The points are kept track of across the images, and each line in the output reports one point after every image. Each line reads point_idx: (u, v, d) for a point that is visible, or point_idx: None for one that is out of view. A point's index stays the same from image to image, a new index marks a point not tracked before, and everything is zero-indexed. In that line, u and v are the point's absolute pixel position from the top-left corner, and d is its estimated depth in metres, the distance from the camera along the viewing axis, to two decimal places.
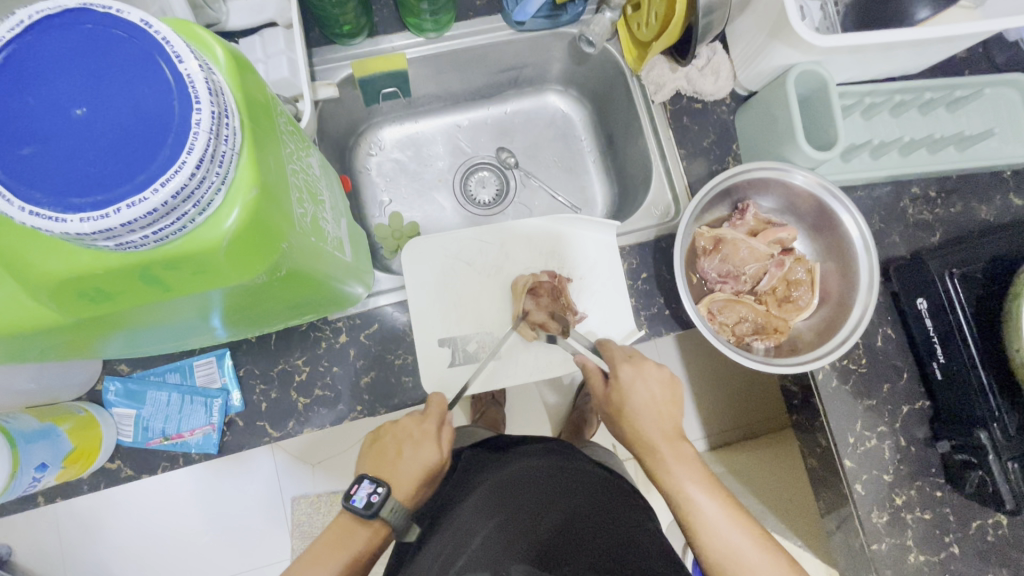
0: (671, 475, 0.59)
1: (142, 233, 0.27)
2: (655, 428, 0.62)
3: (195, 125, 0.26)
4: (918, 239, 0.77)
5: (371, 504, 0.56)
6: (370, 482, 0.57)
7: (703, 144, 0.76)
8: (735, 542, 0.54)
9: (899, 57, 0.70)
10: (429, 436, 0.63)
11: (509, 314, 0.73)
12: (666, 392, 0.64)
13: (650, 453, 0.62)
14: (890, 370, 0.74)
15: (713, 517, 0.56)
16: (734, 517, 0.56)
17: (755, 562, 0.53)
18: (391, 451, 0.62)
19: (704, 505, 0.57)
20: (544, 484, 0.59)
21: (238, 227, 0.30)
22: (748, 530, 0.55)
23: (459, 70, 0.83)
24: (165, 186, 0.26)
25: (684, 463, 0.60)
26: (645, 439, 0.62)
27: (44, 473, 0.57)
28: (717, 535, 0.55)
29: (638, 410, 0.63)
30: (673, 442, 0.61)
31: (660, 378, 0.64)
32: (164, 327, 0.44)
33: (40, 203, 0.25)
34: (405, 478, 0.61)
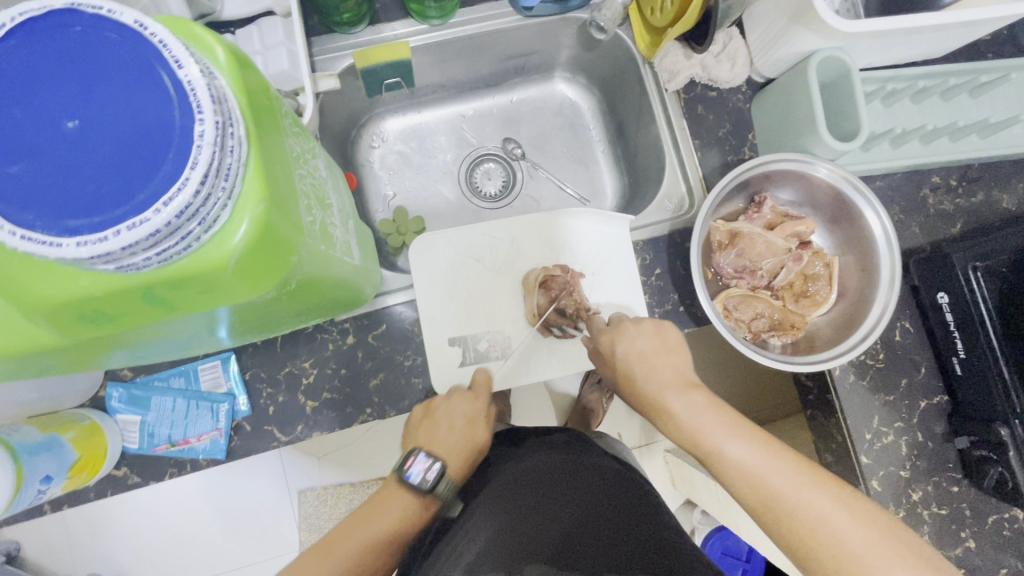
0: (688, 430, 0.56)
1: (144, 254, 0.25)
2: (664, 384, 0.59)
3: (198, 137, 0.24)
4: (939, 230, 0.75)
5: (427, 479, 0.57)
6: (426, 458, 0.58)
7: (718, 135, 0.74)
8: (774, 481, 0.51)
9: (924, 42, 0.67)
10: (479, 418, 0.64)
11: (521, 311, 0.71)
12: (656, 341, 0.62)
13: (663, 409, 0.58)
14: (908, 364, 0.73)
15: (744, 461, 0.52)
16: (767, 454, 0.52)
17: (799, 498, 0.49)
18: (443, 428, 0.61)
19: (730, 450, 0.53)
20: (554, 480, 0.57)
21: (246, 241, 0.28)
22: (784, 465, 0.51)
23: (464, 57, 0.80)
24: (168, 206, 0.24)
25: (700, 412, 0.56)
26: (649, 397, 0.59)
27: (49, 485, 0.56)
28: (751, 479, 0.52)
29: (638, 374, 0.60)
30: (683, 392, 0.57)
31: (645, 331, 0.62)
32: (167, 340, 0.42)
33: (33, 226, 0.23)
34: (455, 455, 0.61)
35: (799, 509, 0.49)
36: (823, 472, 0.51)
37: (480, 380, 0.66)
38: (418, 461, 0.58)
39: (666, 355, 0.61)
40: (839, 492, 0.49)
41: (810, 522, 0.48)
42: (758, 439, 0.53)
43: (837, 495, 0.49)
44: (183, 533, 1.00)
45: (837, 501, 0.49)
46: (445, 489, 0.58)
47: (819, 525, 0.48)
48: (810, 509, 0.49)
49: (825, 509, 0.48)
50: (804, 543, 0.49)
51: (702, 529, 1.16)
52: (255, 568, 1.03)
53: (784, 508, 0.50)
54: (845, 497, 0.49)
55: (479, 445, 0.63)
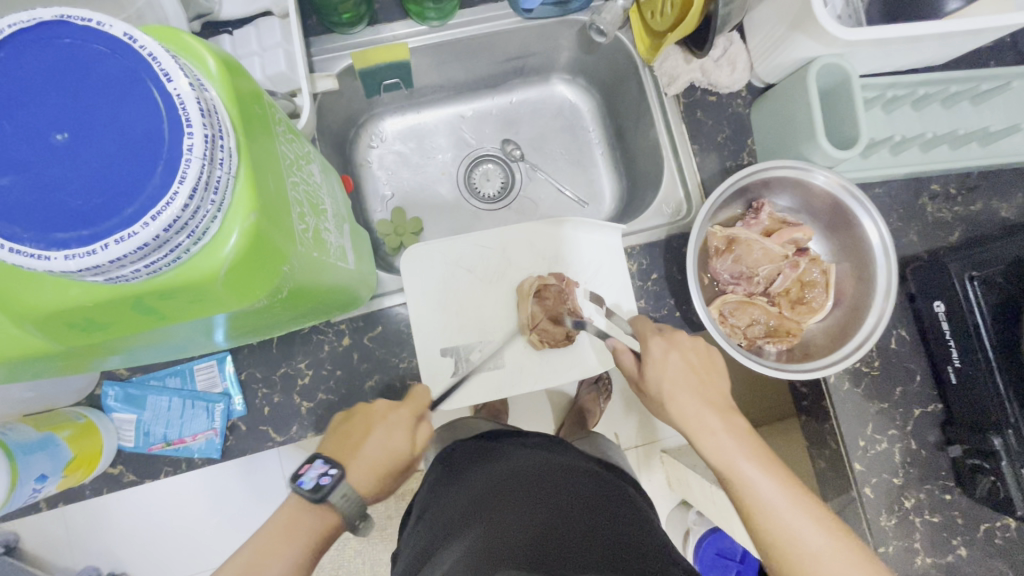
0: (719, 452, 0.56)
1: (134, 266, 0.25)
2: (703, 405, 0.59)
3: (187, 151, 0.24)
4: (936, 238, 0.75)
5: (320, 486, 0.52)
6: (323, 464, 0.53)
7: (717, 139, 0.74)
8: (790, 522, 0.51)
9: (925, 50, 0.67)
10: (400, 425, 0.59)
11: (513, 321, 0.71)
12: (701, 360, 0.62)
13: (699, 427, 0.58)
14: (903, 372, 0.73)
15: (770, 498, 0.52)
16: (792, 494, 0.52)
17: (812, 545, 0.50)
18: (357, 433, 0.58)
19: (763, 484, 0.53)
20: (556, 481, 0.57)
21: (236, 254, 0.28)
22: (806, 509, 0.51)
23: (463, 58, 0.80)
24: (157, 220, 0.24)
25: (739, 437, 0.56)
26: (685, 412, 0.59)
27: (45, 485, 0.56)
28: (772, 518, 0.51)
29: (677, 388, 0.60)
30: (724, 416, 0.58)
31: (688, 344, 0.62)
32: (157, 343, 0.43)
33: (21, 238, 0.23)
34: (365, 464, 0.56)
35: (809, 556, 0.49)
36: (840, 524, 0.51)
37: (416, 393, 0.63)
38: (314, 467, 0.53)
39: (704, 376, 0.61)
40: (852, 549, 0.49)
41: (813, 568, 0.49)
42: (787, 478, 0.53)
43: (850, 550, 0.50)
44: (180, 527, 1.02)
45: (849, 560, 0.49)
46: (341, 500, 0.52)
47: (823, 572, 0.49)
48: (821, 554, 0.49)
49: (833, 564, 0.49)
50: None
51: (696, 530, 1.17)
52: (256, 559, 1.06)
53: (794, 548, 0.50)
54: (859, 554, 0.49)
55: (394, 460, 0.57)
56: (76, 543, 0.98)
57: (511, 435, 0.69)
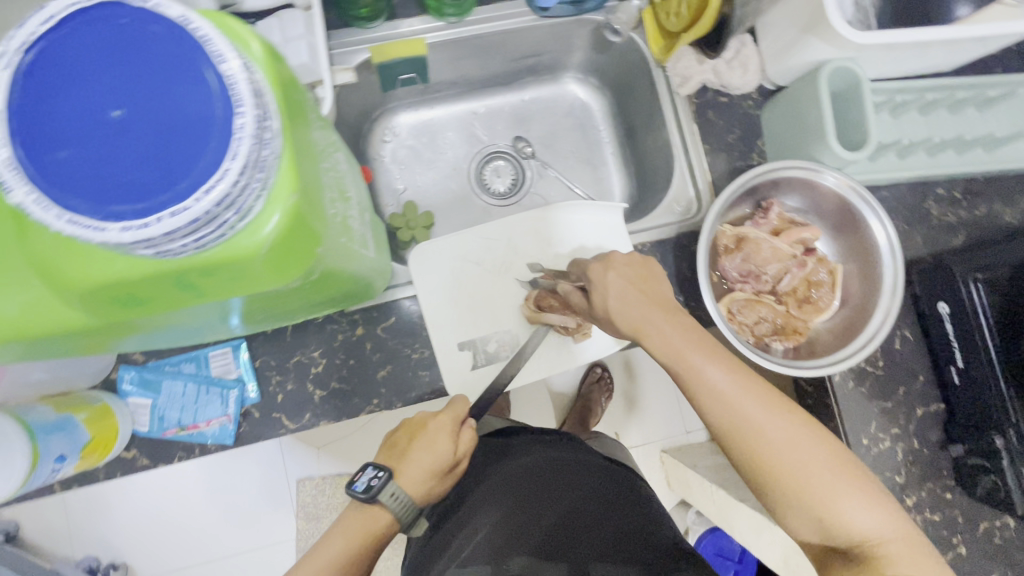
0: (664, 348, 0.50)
1: (183, 241, 0.26)
2: (648, 305, 0.52)
3: (238, 130, 0.25)
4: (941, 241, 0.76)
5: (369, 487, 0.54)
6: (373, 468, 0.55)
7: (728, 140, 0.75)
8: (742, 408, 0.48)
9: (933, 56, 0.68)
10: (444, 425, 0.59)
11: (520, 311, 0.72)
12: (639, 270, 0.55)
13: (648, 329, 0.51)
14: (906, 373, 0.74)
15: (719, 385, 0.48)
16: (740, 379, 0.48)
17: (763, 425, 0.47)
18: (405, 437, 0.59)
19: (713, 375, 0.48)
20: (565, 474, 0.58)
21: (277, 232, 0.29)
22: (754, 392, 0.48)
23: (477, 55, 0.81)
24: (209, 195, 0.25)
25: (684, 330, 0.50)
26: (633, 319, 0.52)
27: (63, 465, 0.57)
28: (725, 405, 0.48)
29: (613, 301, 0.53)
30: (670, 315, 0.51)
31: (629, 261, 0.55)
32: (180, 324, 0.44)
33: (78, 210, 0.24)
34: (412, 466, 0.56)
35: (762, 437, 0.47)
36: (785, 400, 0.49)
37: (458, 399, 0.63)
38: (366, 473, 0.55)
39: (645, 285, 0.54)
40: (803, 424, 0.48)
41: (769, 450, 0.47)
42: (734, 364, 0.49)
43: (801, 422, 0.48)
44: (182, 515, 1.03)
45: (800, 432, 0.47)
46: (387, 500, 0.53)
47: (780, 454, 0.47)
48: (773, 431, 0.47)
49: (785, 441, 0.47)
50: (758, 467, 0.47)
51: (695, 529, 1.18)
52: (254, 554, 1.05)
53: (747, 433, 0.47)
54: (801, 424, 0.48)
55: (443, 463, 0.57)
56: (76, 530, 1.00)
57: (516, 429, 0.69)
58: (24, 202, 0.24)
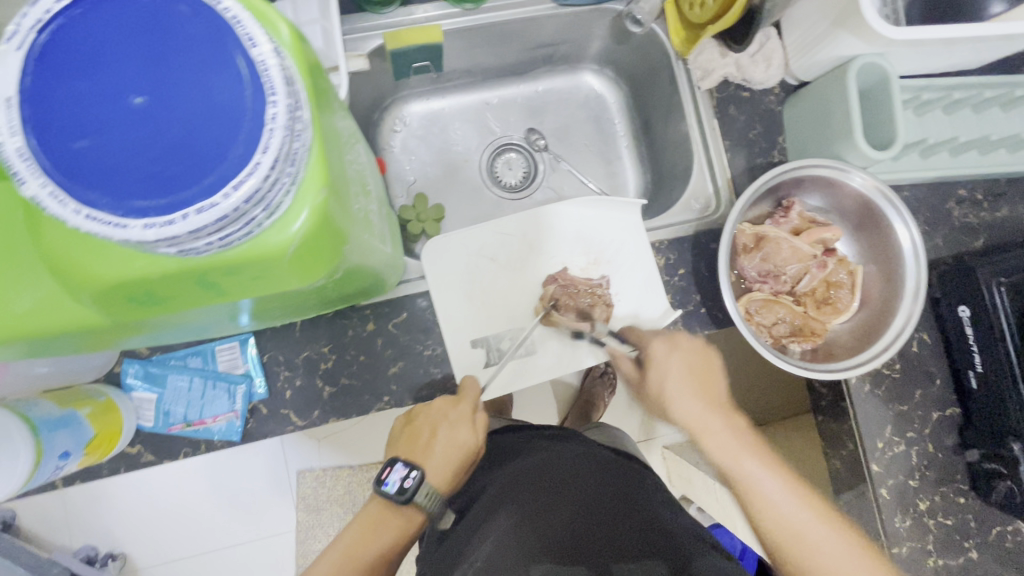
0: (724, 449, 0.58)
1: (209, 239, 0.24)
2: (709, 410, 0.61)
3: (270, 121, 0.23)
4: (962, 243, 0.75)
5: (402, 489, 0.56)
6: (403, 467, 0.57)
7: (749, 136, 0.73)
8: (793, 515, 0.53)
9: (963, 53, 0.66)
10: (463, 420, 0.61)
11: (533, 308, 0.70)
12: (699, 360, 0.64)
13: (702, 428, 0.60)
14: (923, 376, 0.74)
15: (769, 489, 0.54)
16: (794, 491, 0.54)
17: (802, 525, 0.52)
18: (425, 432, 0.61)
19: (762, 479, 0.55)
20: (576, 469, 0.57)
21: (305, 229, 0.27)
22: (809, 505, 0.54)
23: (493, 44, 0.78)
24: (238, 190, 0.23)
25: (733, 436, 0.59)
26: (696, 419, 0.61)
27: (67, 461, 0.56)
28: (771, 506, 0.54)
29: (679, 387, 0.62)
30: (725, 418, 0.61)
31: (692, 348, 0.64)
32: (188, 322, 0.42)
33: (97, 204, 0.22)
34: (439, 463, 0.60)
35: (801, 538, 0.52)
36: (832, 508, 0.54)
37: (467, 384, 0.63)
38: (396, 470, 0.57)
39: (705, 377, 0.63)
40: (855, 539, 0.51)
41: (806, 549, 0.51)
42: (792, 479, 0.55)
43: (844, 532, 0.52)
44: (180, 508, 1.03)
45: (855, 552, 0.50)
46: (423, 499, 0.56)
47: (815, 555, 0.51)
48: (812, 534, 0.52)
49: (836, 553, 0.51)
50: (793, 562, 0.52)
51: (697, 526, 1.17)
52: (258, 543, 1.08)
53: (797, 536, 0.52)
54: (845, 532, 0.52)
55: (467, 455, 0.61)
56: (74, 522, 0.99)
57: (526, 427, 0.68)
58: (38, 195, 0.22)
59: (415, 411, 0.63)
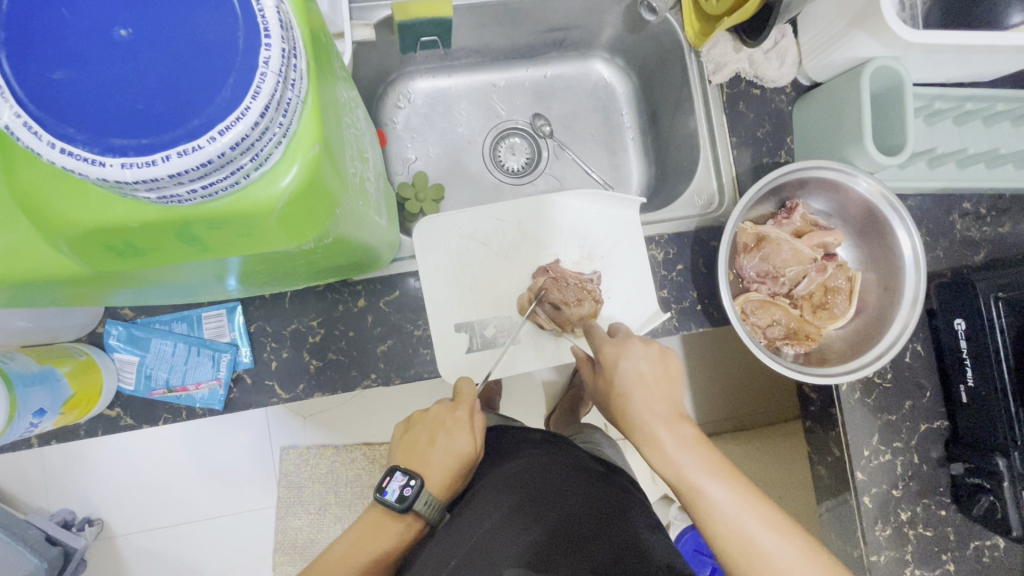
0: (672, 461, 0.54)
1: (192, 185, 0.23)
2: (653, 416, 0.57)
3: (262, 64, 0.22)
4: (963, 257, 0.74)
5: (401, 496, 0.54)
6: (402, 474, 0.55)
7: (756, 135, 0.72)
8: (745, 527, 0.50)
9: (980, 63, 0.65)
10: (463, 426, 0.60)
11: (518, 298, 0.69)
12: (658, 368, 0.61)
13: (649, 439, 0.57)
14: (914, 388, 0.73)
15: (723, 504, 0.51)
16: (744, 499, 0.51)
17: (767, 549, 0.49)
18: (423, 441, 0.59)
19: (714, 492, 0.52)
20: (562, 477, 0.56)
21: (293, 185, 0.26)
22: (762, 514, 0.50)
23: (504, 24, 0.77)
24: (224, 135, 0.22)
25: (684, 445, 0.55)
26: (637, 421, 0.58)
27: (42, 419, 0.54)
28: (728, 525, 0.50)
29: (631, 394, 0.59)
30: (671, 425, 0.56)
31: (650, 354, 0.61)
32: (171, 281, 0.41)
33: (74, 139, 0.21)
34: (438, 470, 0.58)
35: (766, 562, 0.48)
36: (794, 525, 0.50)
37: (465, 390, 0.62)
38: (396, 478, 0.55)
39: (662, 383, 0.60)
40: (810, 549, 0.49)
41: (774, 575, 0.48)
42: (743, 487, 0.52)
43: (810, 554, 0.48)
44: (161, 476, 1.10)
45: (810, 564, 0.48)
46: (423, 507, 0.54)
47: None
48: (779, 559, 0.48)
49: (791, 564, 0.48)
50: None
51: (676, 524, 1.14)
52: (236, 518, 1.12)
53: (751, 548, 0.49)
54: (810, 554, 0.48)
55: (468, 462, 0.59)
56: (68, 477, 1.08)
57: (512, 430, 0.67)
58: (10, 124, 0.21)
59: (415, 419, 0.63)
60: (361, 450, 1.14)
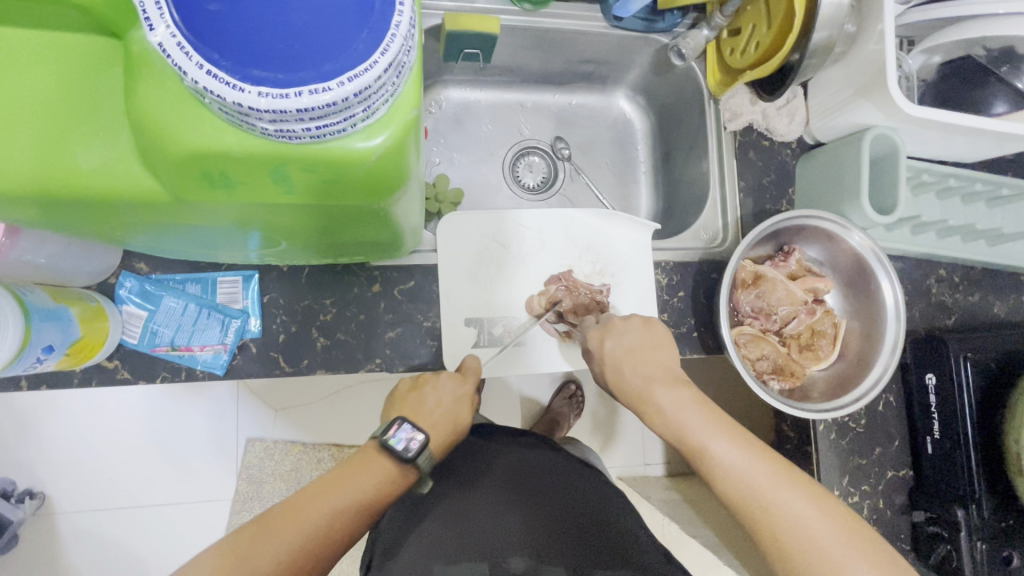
0: (673, 423, 0.59)
1: (308, 123, 0.27)
2: (650, 379, 0.62)
3: (393, 27, 0.27)
4: (937, 318, 0.80)
5: (409, 447, 0.54)
6: (412, 427, 0.55)
7: (763, 181, 0.77)
8: (750, 478, 0.54)
9: (966, 145, 0.73)
10: (468, 399, 0.62)
11: (525, 303, 0.72)
12: (645, 336, 0.64)
13: (648, 402, 0.61)
14: (884, 435, 0.77)
15: (726, 457, 0.56)
16: (749, 451, 0.56)
17: (775, 496, 0.53)
18: (429, 402, 0.60)
19: (718, 449, 0.56)
20: (555, 473, 0.61)
21: (387, 142, 0.30)
22: (765, 464, 0.55)
23: (543, 49, 0.81)
24: (352, 82, 0.26)
25: (685, 407, 0.59)
26: (630, 389, 0.62)
27: (48, 356, 0.55)
28: (734, 478, 0.55)
29: (623, 369, 0.63)
30: (672, 387, 0.61)
31: (635, 327, 0.65)
32: (207, 228, 0.44)
33: (219, 65, 0.25)
34: (436, 428, 0.59)
35: (773, 508, 0.52)
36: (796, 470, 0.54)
37: (470, 365, 0.64)
38: (403, 429, 0.55)
39: (653, 348, 0.64)
40: (816, 494, 0.53)
41: (785, 521, 0.52)
42: (746, 441, 0.57)
43: (811, 496, 0.53)
44: (118, 451, 1.05)
45: (815, 503, 0.52)
46: (426, 462, 0.55)
47: (794, 520, 0.51)
48: (786, 506, 0.52)
49: (795, 506, 0.52)
50: (774, 539, 0.52)
51: None
52: (188, 507, 1.08)
53: (757, 495, 0.53)
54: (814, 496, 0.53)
55: (461, 426, 0.61)
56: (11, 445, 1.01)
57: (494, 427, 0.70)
58: (166, 43, 0.25)
59: (423, 379, 0.63)
60: (329, 451, 1.11)
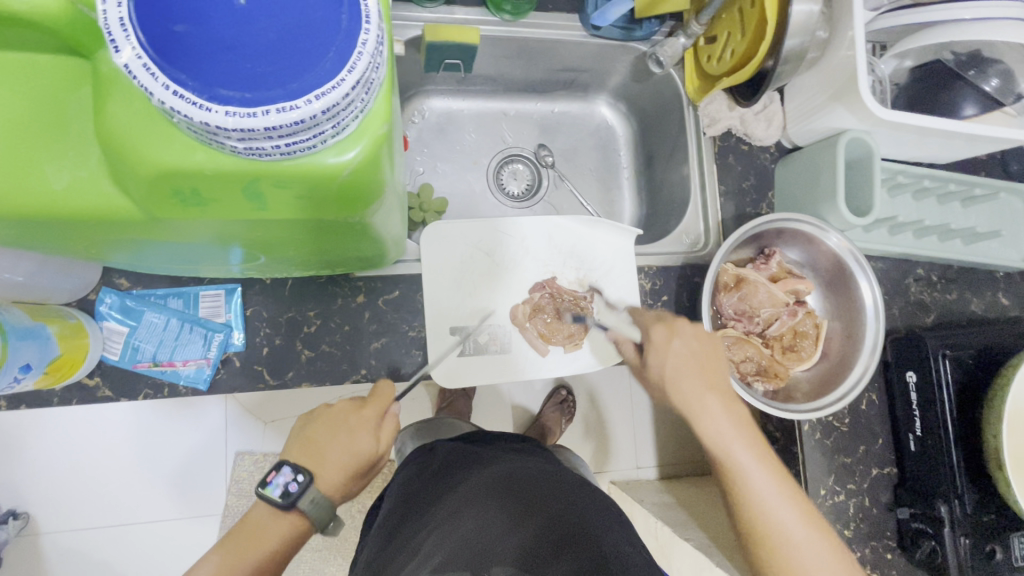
0: (720, 436, 0.55)
1: (278, 141, 0.28)
2: (706, 385, 0.58)
3: (360, 45, 0.27)
4: (915, 317, 0.82)
5: (285, 492, 0.50)
6: (291, 469, 0.51)
7: (743, 185, 0.78)
8: (780, 514, 0.51)
9: (938, 147, 0.74)
10: (370, 425, 0.57)
11: (510, 311, 0.72)
12: (707, 343, 0.61)
13: (698, 408, 0.57)
14: (868, 433, 0.79)
15: (761, 486, 0.52)
16: (783, 487, 0.53)
17: (796, 541, 0.50)
18: (324, 435, 0.55)
19: (755, 475, 0.53)
20: (546, 483, 0.60)
21: (358, 156, 0.31)
22: (795, 504, 0.52)
23: (524, 57, 0.82)
24: (319, 100, 0.26)
25: (732, 420, 0.56)
26: (685, 390, 0.58)
27: (26, 375, 0.54)
28: (764, 511, 0.51)
29: (685, 368, 0.59)
30: (727, 402, 0.57)
31: (698, 330, 0.62)
32: (185, 245, 0.44)
33: (186, 86, 0.26)
34: (330, 466, 0.54)
35: (791, 552, 0.50)
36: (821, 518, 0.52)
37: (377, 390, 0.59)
38: (283, 474, 0.51)
39: (708, 358, 0.60)
40: (837, 547, 0.51)
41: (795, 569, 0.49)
42: (783, 475, 0.53)
43: (833, 549, 0.50)
44: None
45: (834, 557, 0.50)
46: (308, 506, 0.51)
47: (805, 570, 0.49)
48: (806, 555, 0.49)
49: (815, 556, 0.49)
50: None
51: None
52: None
53: (783, 535, 0.50)
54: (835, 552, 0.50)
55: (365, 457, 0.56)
56: None
57: (487, 440, 0.70)
58: (132, 64, 0.25)
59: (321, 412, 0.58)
60: None
